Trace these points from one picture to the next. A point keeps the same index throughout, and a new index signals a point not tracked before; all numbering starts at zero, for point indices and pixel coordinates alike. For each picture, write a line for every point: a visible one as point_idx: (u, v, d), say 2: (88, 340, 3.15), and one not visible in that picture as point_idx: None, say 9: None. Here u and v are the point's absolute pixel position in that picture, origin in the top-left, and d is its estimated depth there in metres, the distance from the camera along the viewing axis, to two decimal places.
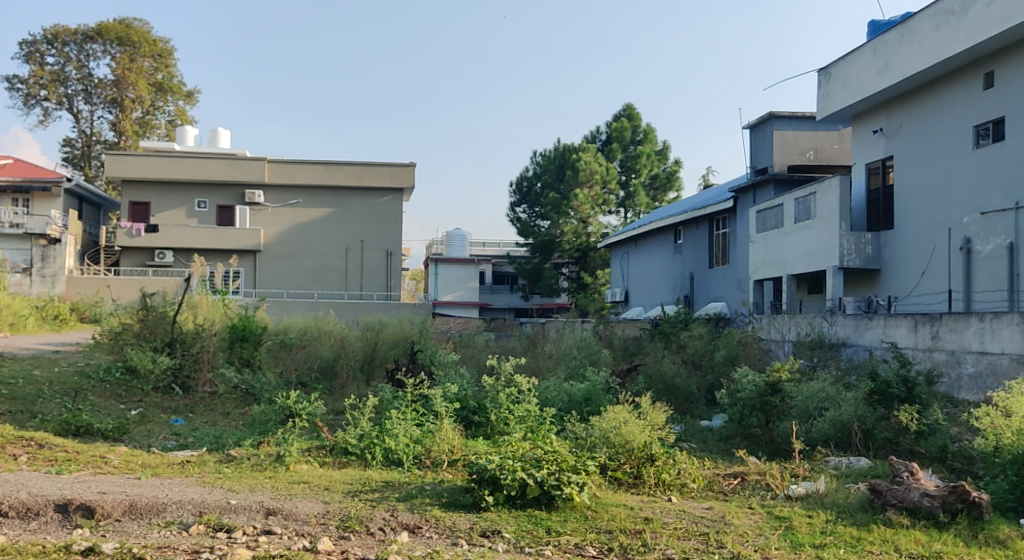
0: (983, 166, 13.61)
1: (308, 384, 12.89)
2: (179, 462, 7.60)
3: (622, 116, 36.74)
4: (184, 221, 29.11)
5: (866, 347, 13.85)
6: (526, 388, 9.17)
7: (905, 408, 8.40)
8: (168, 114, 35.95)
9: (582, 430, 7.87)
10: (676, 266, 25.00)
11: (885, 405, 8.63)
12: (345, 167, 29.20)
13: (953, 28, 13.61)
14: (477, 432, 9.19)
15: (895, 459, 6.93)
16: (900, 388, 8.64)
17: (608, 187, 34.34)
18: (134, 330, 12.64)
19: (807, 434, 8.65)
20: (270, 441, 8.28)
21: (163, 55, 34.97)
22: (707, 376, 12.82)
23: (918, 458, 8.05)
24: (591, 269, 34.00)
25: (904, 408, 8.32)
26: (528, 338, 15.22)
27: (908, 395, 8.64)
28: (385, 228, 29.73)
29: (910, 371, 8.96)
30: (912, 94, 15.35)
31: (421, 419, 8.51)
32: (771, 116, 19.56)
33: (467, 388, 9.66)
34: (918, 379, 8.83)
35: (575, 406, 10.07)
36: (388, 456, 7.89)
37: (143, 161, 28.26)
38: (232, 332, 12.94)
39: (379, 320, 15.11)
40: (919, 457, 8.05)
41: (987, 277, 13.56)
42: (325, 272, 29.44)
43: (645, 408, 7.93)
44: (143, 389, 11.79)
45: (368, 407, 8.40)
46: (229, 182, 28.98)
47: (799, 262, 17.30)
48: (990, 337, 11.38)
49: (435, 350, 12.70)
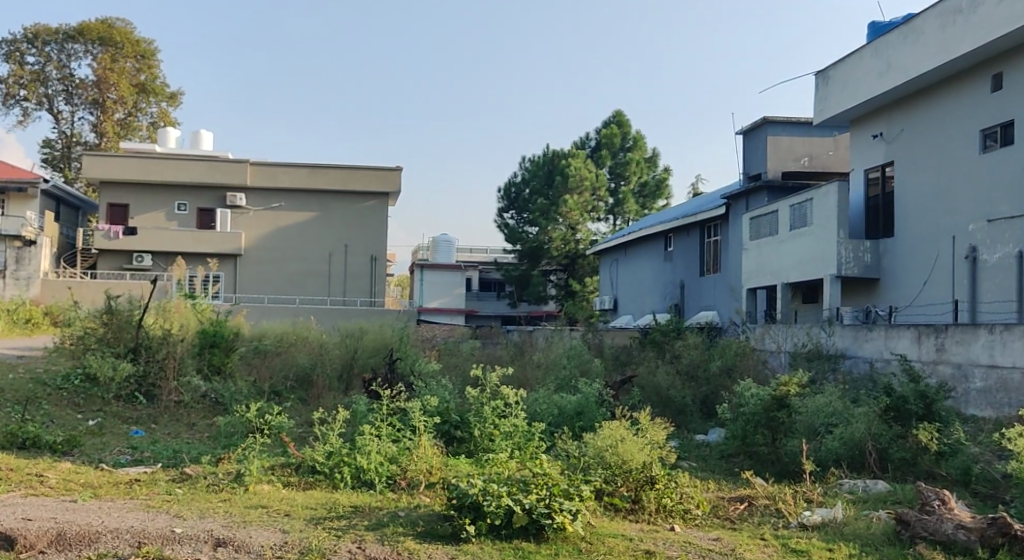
0: (990, 172, 13.08)
1: (281, 394, 12.22)
2: (127, 481, 6.91)
3: (611, 123, 36.27)
4: (164, 224, 28.37)
5: (866, 359, 13.30)
6: (513, 401, 8.54)
7: (924, 425, 7.82)
8: (151, 116, 34.91)
9: (576, 450, 7.25)
10: (666, 274, 24.42)
11: (902, 423, 8.03)
12: (329, 170, 28.52)
13: (960, 28, 13.11)
14: (459, 449, 8.54)
15: (922, 484, 6.33)
16: (918, 405, 8.09)
17: (597, 195, 33.78)
18: (98, 334, 12.03)
19: (817, 452, 7.98)
20: (230, 457, 7.58)
21: (146, 55, 34.10)
22: (702, 389, 12.23)
23: (939, 480, 7.49)
24: (580, 277, 33.43)
25: (923, 426, 7.75)
26: (515, 346, 14.57)
27: (926, 412, 8.08)
28: (370, 233, 29.02)
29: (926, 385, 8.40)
30: (915, 97, 14.85)
31: (397, 435, 7.85)
32: (765, 121, 19.03)
33: (448, 400, 9.01)
34: (935, 394, 8.27)
35: (566, 422, 9.45)
36: (359, 477, 7.23)
37: (121, 162, 27.48)
38: (202, 337, 12.30)
39: (359, 326, 14.46)
40: (939, 479, 7.50)
41: (993, 288, 13.01)
42: (308, 277, 28.68)
43: (645, 424, 7.31)
44: (103, 398, 11.10)
45: (339, 421, 7.73)
46: (210, 184, 28.25)
47: (795, 270, 16.76)
48: (1000, 350, 10.83)
49: (416, 360, 12.07)
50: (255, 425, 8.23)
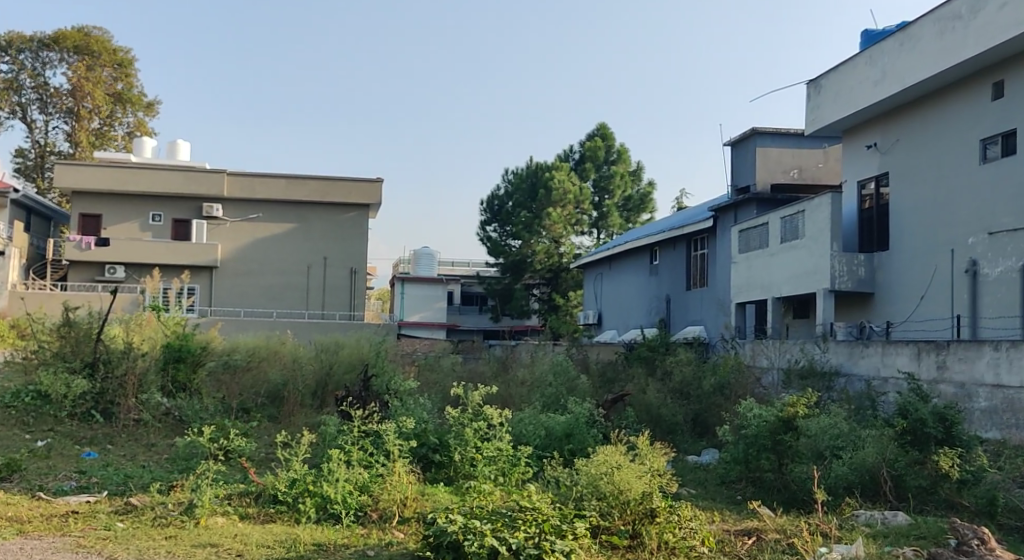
0: (991, 183, 12.63)
1: (250, 411, 11.65)
2: (62, 513, 6.24)
3: (595, 135, 35.87)
4: (137, 235, 27.61)
5: (862, 377, 12.79)
6: (497, 422, 7.93)
7: (944, 450, 7.27)
8: (127, 126, 34.08)
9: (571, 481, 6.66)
10: (651, 287, 23.92)
11: (919, 448, 7.49)
12: (309, 181, 27.81)
13: (959, 34, 12.69)
14: (437, 476, 7.93)
15: (958, 522, 5.82)
16: (937, 428, 7.50)
17: (581, 207, 33.27)
18: (53, 349, 11.29)
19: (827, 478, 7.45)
20: (182, 486, 6.89)
21: (123, 64, 33.44)
22: (694, 407, 11.69)
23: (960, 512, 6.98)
24: (564, 291, 32.84)
25: (943, 451, 7.20)
26: (498, 362, 13.95)
27: (946, 437, 7.51)
28: (349, 245, 28.31)
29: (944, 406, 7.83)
30: (911, 106, 14.44)
31: (369, 460, 7.21)
32: (753, 132, 18.58)
33: (426, 420, 8.36)
34: (955, 416, 7.69)
35: (554, 444, 8.84)
36: (325, 509, 6.57)
37: (93, 172, 26.71)
38: (166, 352, 11.54)
39: (335, 340, 13.85)
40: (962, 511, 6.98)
41: (994, 303, 12.54)
42: (286, 290, 27.90)
43: (643, 449, 6.74)
44: (56, 416, 10.49)
45: (303, 444, 7.06)
46: (187, 195, 27.51)
47: (786, 284, 16.23)
48: (1007, 369, 10.30)
49: (394, 376, 11.43)
50: (211, 450, 7.56)
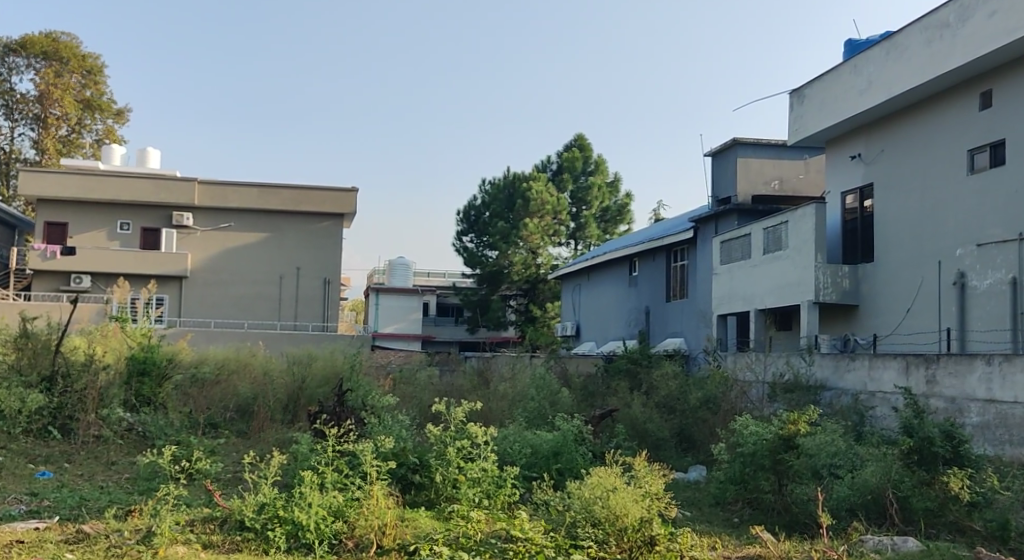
0: (979, 194, 12.42)
1: (219, 427, 11.22)
2: (5, 543, 5.73)
3: (572, 146, 35.64)
4: (105, 244, 26.90)
5: (848, 391, 12.50)
6: (481, 440, 7.57)
7: (953, 470, 6.98)
8: (96, 133, 33.34)
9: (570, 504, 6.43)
10: (630, 298, 23.61)
11: (926, 468, 7.19)
12: (282, 190, 27.22)
13: (947, 42, 12.50)
14: (417, 499, 7.50)
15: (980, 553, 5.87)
16: (945, 448, 7.19)
17: (558, 218, 32.97)
18: (9, 362, 10.74)
19: (830, 500, 7.17)
20: (139, 512, 6.39)
21: (92, 70, 32.75)
22: (681, 422, 11.37)
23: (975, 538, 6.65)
24: (541, 302, 32.48)
25: (951, 472, 6.91)
26: (476, 374, 13.54)
27: (953, 456, 7.21)
28: (323, 255, 27.75)
29: (951, 424, 7.51)
30: (897, 115, 14.26)
31: (344, 482, 6.77)
32: (734, 142, 18.35)
33: (405, 439, 7.92)
34: (963, 435, 7.39)
35: (542, 464, 8.44)
36: (297, 538, 6.12)
37: (60, 179, 26.01)
38: (131, 365, 11.16)
39: (309, 351, 13.42)
40: (975, 536, 6.67)
41: (984, 316, 12.32)
42: (257, 301, 27.29)
43: (640, 473, 6.54)
44: (9, 434, 9.90)
45: (271, 466, 6.59)
46: (156, 203, 26.86)
47: (768, 296, 15.98)
48: (1001, 383, 10.04)
49: (369, 391, 10.98)
50: (174, 473, 7.08)
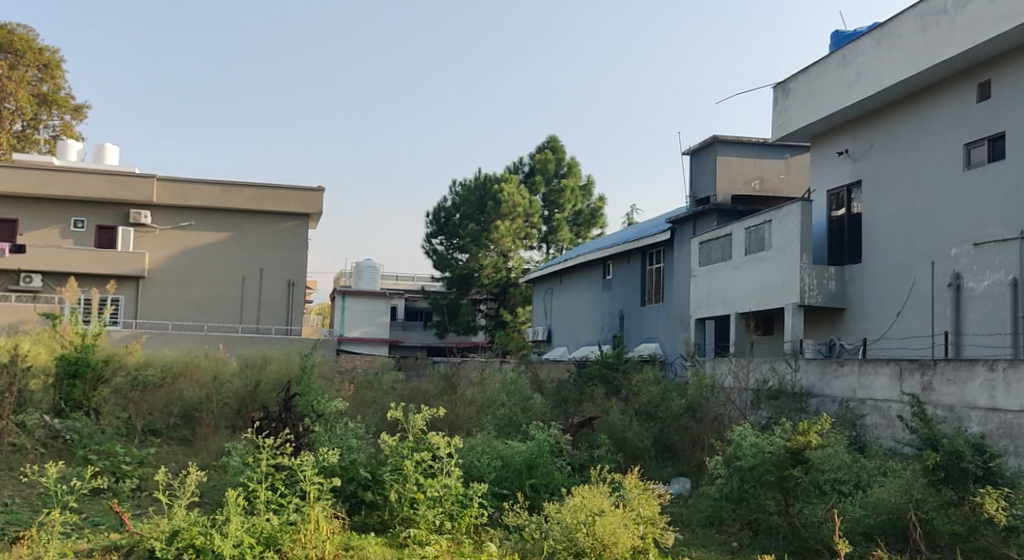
0: (977, 190, 11.76)
1: (159, 433, 10.35)
2: None
3: (545, 148, 34.87)
4: (57, 242, 25.60)
5: (834, 398, 11.80)
6: (444, 455, 6.71)
7: (985, 489, 6.23)
8: (52, 129, 32.07)
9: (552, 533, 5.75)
10: (604, 302, 22.80)
11: (953, 486, 6.45)
12: (245, 189, 26.13)
13: (943, 30, 11.84)
14: (369, 520, 6.67)
15: None
16: (975, 463, 6.43)
17: (530, 221, 32.13)
18: None
19: (847, 524, 6.68)
20: (28, 540, 5.49)
21: (49, 65, 31.18)
22: (661, 431, 10.61)
23: None
24: (511, 307, 31.65)
25: (984, 491, 6.16)
26: (443, 378, 12.69)
27: (983, 474, 6.44)
28: (287, 255, 26.66)
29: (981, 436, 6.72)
30: (887, 109, 13.58)
31: (281, 503, 6.00)
32: (714, 139, 17.64)
33: (358, 449, 7.08)
34: (995, 447, 6.61)
35: (514, 479, 7.62)
36: None
37: (8, 172, 24.69)
38: (61, 366, 10.15)
39: (262, 353, 12.56)
40: None
41: (980, 319, 11.65)
42: (218, 302, 26.16)
43: (629, 495, 5.97)
44: None
45: (186, 484, 5.73)
46: (112, 200, 25.59)
47: (749, 299, 15.25)
48: (1004, 391, 9.31)
49: (317, 396, 10.13)
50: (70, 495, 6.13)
